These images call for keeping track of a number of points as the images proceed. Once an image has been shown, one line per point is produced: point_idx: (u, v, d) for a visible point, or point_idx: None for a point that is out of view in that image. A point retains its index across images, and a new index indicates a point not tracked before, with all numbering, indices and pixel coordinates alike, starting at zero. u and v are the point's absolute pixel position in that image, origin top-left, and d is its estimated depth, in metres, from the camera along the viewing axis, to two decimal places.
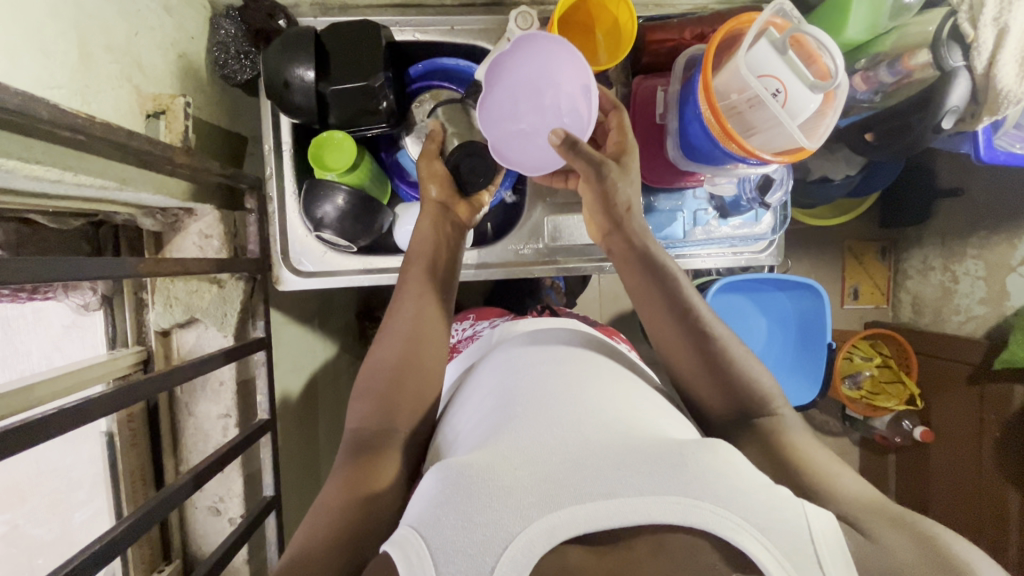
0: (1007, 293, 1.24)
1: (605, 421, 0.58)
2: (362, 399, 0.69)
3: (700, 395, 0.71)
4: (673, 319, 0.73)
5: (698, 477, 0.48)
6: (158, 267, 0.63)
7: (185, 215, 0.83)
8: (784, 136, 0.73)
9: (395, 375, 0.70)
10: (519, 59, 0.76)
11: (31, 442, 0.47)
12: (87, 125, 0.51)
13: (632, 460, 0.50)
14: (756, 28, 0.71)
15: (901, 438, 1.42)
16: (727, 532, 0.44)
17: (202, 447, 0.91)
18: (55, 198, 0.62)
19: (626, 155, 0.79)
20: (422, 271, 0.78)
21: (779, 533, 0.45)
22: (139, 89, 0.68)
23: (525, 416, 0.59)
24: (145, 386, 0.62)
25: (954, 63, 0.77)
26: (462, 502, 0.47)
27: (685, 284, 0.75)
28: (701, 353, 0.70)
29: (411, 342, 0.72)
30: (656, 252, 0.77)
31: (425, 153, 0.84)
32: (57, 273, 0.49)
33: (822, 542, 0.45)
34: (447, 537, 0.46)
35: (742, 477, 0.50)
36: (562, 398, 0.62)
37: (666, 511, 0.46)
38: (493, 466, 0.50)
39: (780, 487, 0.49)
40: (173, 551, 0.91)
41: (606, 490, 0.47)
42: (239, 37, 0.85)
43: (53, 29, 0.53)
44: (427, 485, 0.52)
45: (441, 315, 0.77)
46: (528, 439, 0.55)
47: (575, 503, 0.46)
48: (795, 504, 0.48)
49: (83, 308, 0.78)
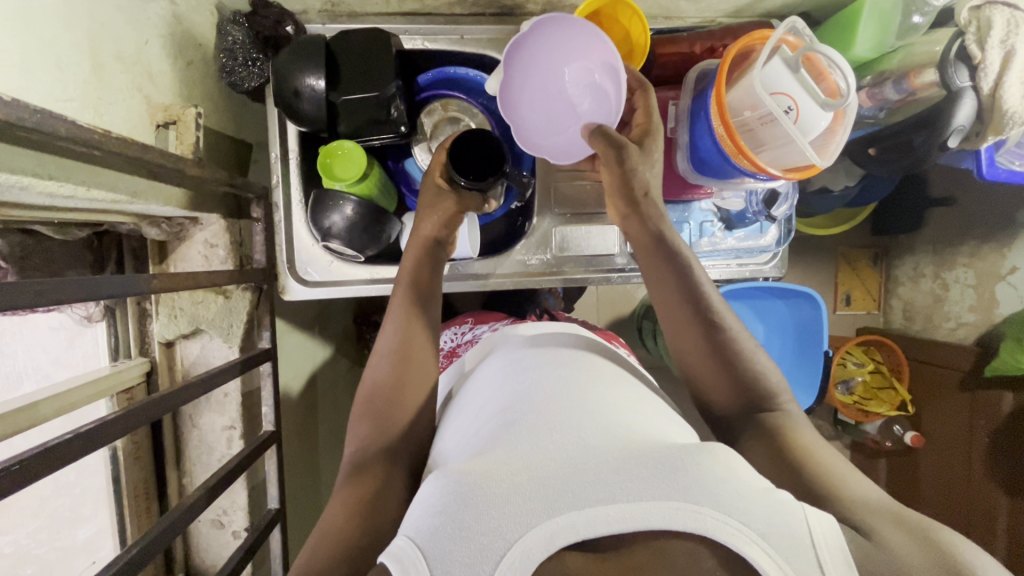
0: (996, 301, 1.26)
1: (608, 427, 0.56)
2: (361, 416, 0.69)
3: (706, 387, 0.71)
4: (688, 308, 0.71)
5: (698, 482, 0.48)
6: (170, 282, 0.63)
7: (190, 224, 0.82)
8: (795, 152, 0.74)
9: (394, 377, 0.70)
10: (557, 31, 0.75)
11: (46, 470, 0.46)
12: (102, 140, 0.50)
13: (632, 464, 0.50)
14: (770, 45, 0.71)
15: (891, 442, 1.46)
16: (727, 537, 0.44)
17: (206, 459, 0.89)
18: (62, 211, 0.61)
19: (649, 139, 0.77)
20: (406, 297, 0.76)
21: (781, 541, 0.44)
22: (149, 99, 0.67)
23: (530, 419, 0.58)
24: (155, 405, 0.61)
25: (961, 83, 0.79)
26: (459, 511, 0.47)
27: (701, 276, 0.74)
28: (710, 343, 0.70)
29: (404, 347, 0.73)
30: (670, 236, 0.76)
31: (458, 204, 0.80)
32: (70, 295, 0.48)
33: (822, 546, 0.45)
34: (445, 547, 0.45)
35: (746, 481, 0.49)
36: (570, 401, 0.61)
37: (665, 516, 0.46)
38: (491, 473, 0.49)
39: (784, 493, 0.50)
40: (177, 566, 0.89)
41: (605, 496, 0.47)
42: (246, 44, 0.83)
43: (67, 41, 0.52)
44: (425, 493, 0.51)
45: (428, 325, 0.75)
46: (531, 441, 0.54)
47: (574, 509, 0.46)
48: (794, 505, 0.48)
49: (86, 319, 0.77)
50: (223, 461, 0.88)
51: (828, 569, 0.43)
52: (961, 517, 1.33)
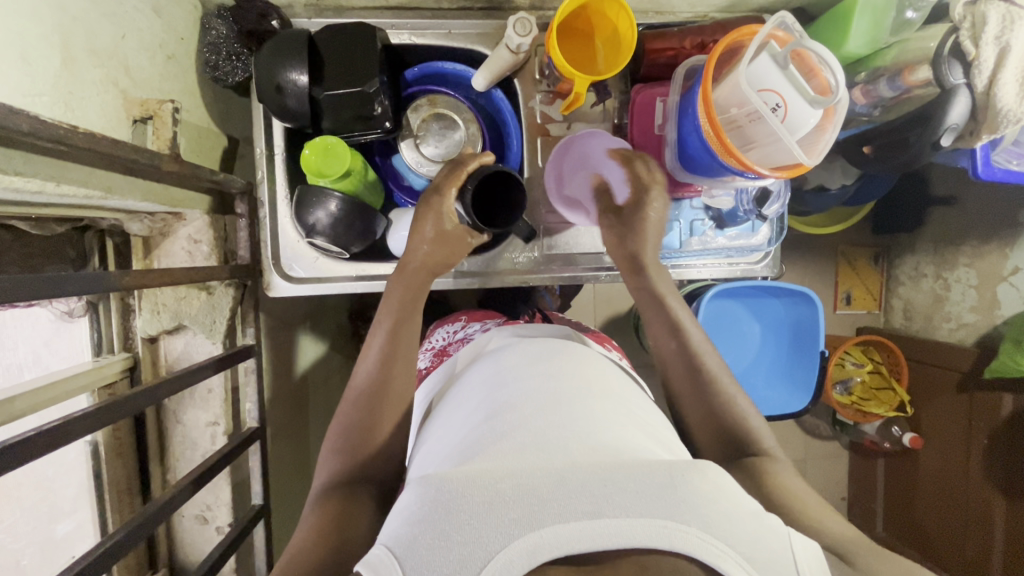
0: (998, 302, 1.24)
1: (592, 446, 0.54)
2: (345, 422, 0.69)
3: (687, 408, 0.72)
4: (677, 348, 0.74)
5: (686, 501, 0.47)
6: (145, 278, 0.62)
7: (173, 219, 0.82)
8: (783, 151, 0.72)
9: (373, 391, 0.70)
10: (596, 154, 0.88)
11: (8, 466, 0.46)
12: (69, 135, 0.49)
13: (622, 478, 0.49)
14: (757, 41, 0.70)
15: (890, 443, 1.45)
16: (713, 559, 0.44)
17: (190, 455, 0.90)
18: (38, 206, 0.61)
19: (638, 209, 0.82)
20: (385, 338, 0.74)
21: (763, 562, 0.44)
22: (125, 93, 0.66)
23: (514, 433, 0.57)
24: (127, 402, 0.60)
25: (955, 80, 0.77)
26: (440, 520, 0.46)
27: (677, 305, 0.78)
28: (688, 369, 0.73)
29: (383, 376, 0.71)
30: (650, 272, 0.80)
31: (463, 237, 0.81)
32: (38, 291, 0.48)
33: (806, 568, 0.45)
34: (422, 556, 0.44)
35: (732, 503, 0.49)
36: (558, 412, 0.60)
37: (652, 535, 0.44)
38: (474, 480, 0.49)
39: (772, 517, 0.50)
40: (160, 560, 0.89)
41: (590, 509, 0.46)
42: (230, 38, 0.82)
43: (35, 35, 0.51)
44: (404, 502, 0.51)
45: (416, 326, 0.76)
46: (511, 456, 0.53)
47: (558, 521, 0.45)
48: (782, 532, 0.48)
49: (67, 314, 0.77)
50: (206, 457, 0.88)
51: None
52: (956, 521, 1.32)
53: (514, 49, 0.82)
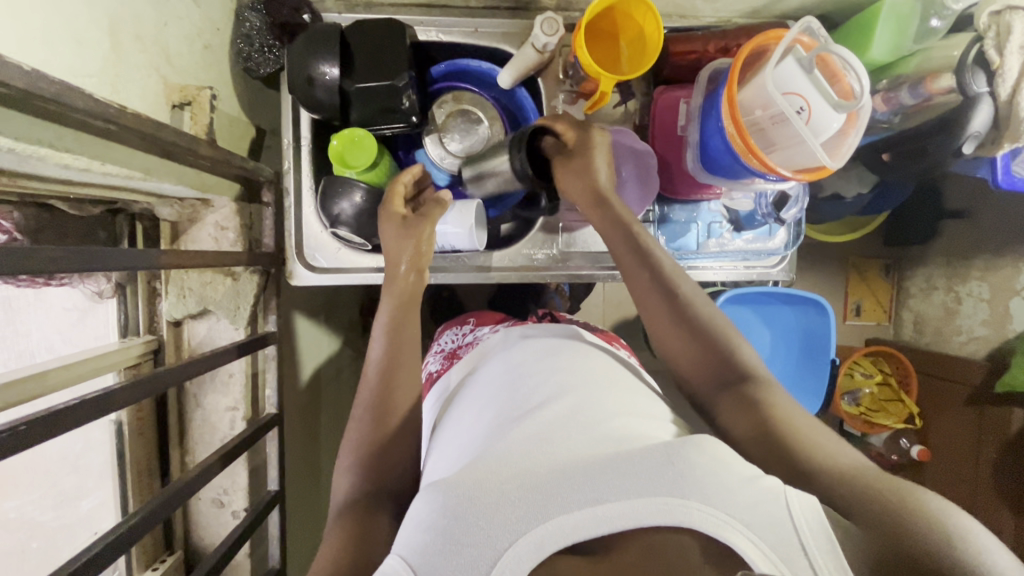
0: (1009, 316, 1.24)
1: (601, 437, 0.55)
2: (356, 423, 0.70)
3: (694, 376, 0.70)
4: (661, 299, 0.72)
5: (686, 474, 0.47)
6: (177, 259, 0.63)
7: (201, 206, 0.83)
8: (806, 153, 0.73)
9: (383, 386, 0.71)
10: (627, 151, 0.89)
11: (48, 434, 0.47)
12: (118, 115, 0.50)
13: (621, 463, 0.49)
14: (784, 45, 0.71)
15: (898, 456, 1.43)
16: (712, 528, 0.44)
17: (209, 439, 0.91)
18: (79, 186, 0.62)
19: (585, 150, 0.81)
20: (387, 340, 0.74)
21: (763, 526, 0.44)
22: (166, 79, 0.68)
23: (523, 427, 0.58)
24: (156, 380, 0.61)
25: (978, 89, 0.79)
26: (454, 522, 0.47)
27: (677, 273, 0.74)
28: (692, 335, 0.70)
29: (385, 382, 0.71)
30: (645, 240, 0.76)
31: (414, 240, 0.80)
32: (82, 265, 0.50)
33: (807, 533, 0.44)
34: (434, 563, 0.45)
35: (730, 470, 0.49)
36: (565, 408, 0.60)
37: (652, 512, 0.46)
38: (481, 483, 0.50)
39: (770, 477, 0.49)
40: (176, 542, 0.90)
41: (592, 497, 0.47)
42: (263, 31, 0.84)
43: (88, 17, 0.53)
44: (415, 509, 0.51)
45: (416, 324, 0.76)
46: (516, 452, 0.54)
47: (561, 513, 0.46)
48: (776, 491, 0.47)
49: (97, 295, 0.78)
50: (225, 441, 0.89)
51: (821, 569, 0.42)
52: None
53: (541, 48, 0.83)
